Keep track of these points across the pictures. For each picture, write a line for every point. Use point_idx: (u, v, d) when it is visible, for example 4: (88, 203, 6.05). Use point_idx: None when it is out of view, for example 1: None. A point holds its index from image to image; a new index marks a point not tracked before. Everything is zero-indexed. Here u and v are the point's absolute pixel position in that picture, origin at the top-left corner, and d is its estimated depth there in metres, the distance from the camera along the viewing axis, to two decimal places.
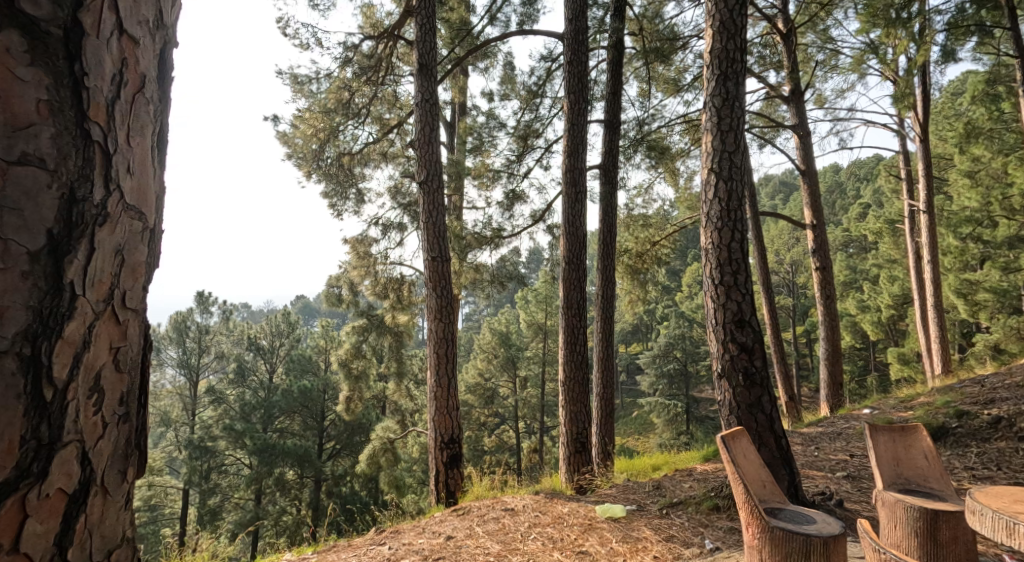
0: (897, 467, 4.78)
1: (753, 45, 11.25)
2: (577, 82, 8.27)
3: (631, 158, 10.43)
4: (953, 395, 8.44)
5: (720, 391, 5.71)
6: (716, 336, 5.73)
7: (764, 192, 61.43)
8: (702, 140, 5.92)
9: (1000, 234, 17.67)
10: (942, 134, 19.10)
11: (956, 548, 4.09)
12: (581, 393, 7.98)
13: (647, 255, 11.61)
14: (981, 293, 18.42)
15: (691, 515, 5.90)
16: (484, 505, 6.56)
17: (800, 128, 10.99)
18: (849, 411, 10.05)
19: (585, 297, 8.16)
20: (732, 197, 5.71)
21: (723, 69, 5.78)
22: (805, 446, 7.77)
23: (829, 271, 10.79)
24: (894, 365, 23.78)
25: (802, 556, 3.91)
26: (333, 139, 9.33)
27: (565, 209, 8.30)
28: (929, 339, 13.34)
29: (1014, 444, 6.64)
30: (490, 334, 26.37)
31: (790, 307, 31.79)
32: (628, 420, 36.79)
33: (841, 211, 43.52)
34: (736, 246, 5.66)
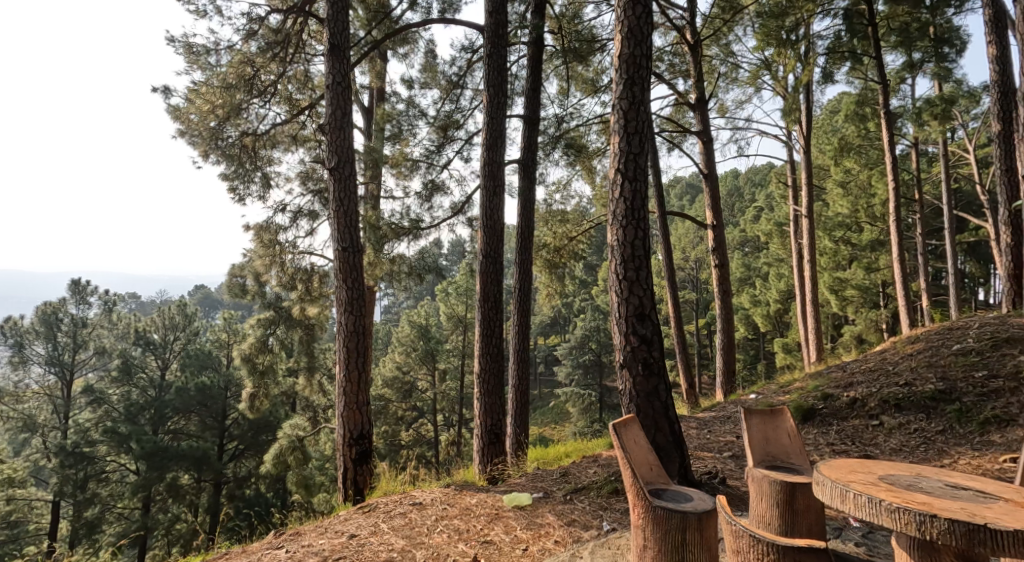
0: (766, 446, 5.26)
1: (663, 53, 11.78)
2: (496, 75, 8.43)
3: (550, 155, 10.70)
4: (823, 379, 9.31)
5: (621, 381, 6.04)
6: (619, 329, 6.05)
7: (673, 193, 64.43)
8: (610, 140, 6.21)
9: (867, 237, 19.31)
10: (821, 145, 20.83)
11: (808, 514, 4.63)
12: (496, 384, 8.20)
13: (563, 249, 12.02)
14: (849, 290, 20.56)
15: (592, 499, 6.23)
16: (391, 501, 6.56)
17: (704, 135, 11.62)
18: (738, 396, 10.82)
19: (501, 290, 8.36)
20: (636, 197, 6.07)
21: (630, 74, 6.12)
22: (699, 430, 8.32)
23: (726, 268, 11.52)
24: (780, 354, 25.65)
25: (679, 531, 4.32)
26: (235, 117, 9.05)
27: (483, 202, 8.46)
28: (807, 328, 14.54)
29: (867, 422, 7.63)
30: (408, 327, 26.17)
31: (694, 301, 33.55)
32: (546, 410, 37.45)
33: (738, 212, 46.53)
34: (640, 243, 6.03)
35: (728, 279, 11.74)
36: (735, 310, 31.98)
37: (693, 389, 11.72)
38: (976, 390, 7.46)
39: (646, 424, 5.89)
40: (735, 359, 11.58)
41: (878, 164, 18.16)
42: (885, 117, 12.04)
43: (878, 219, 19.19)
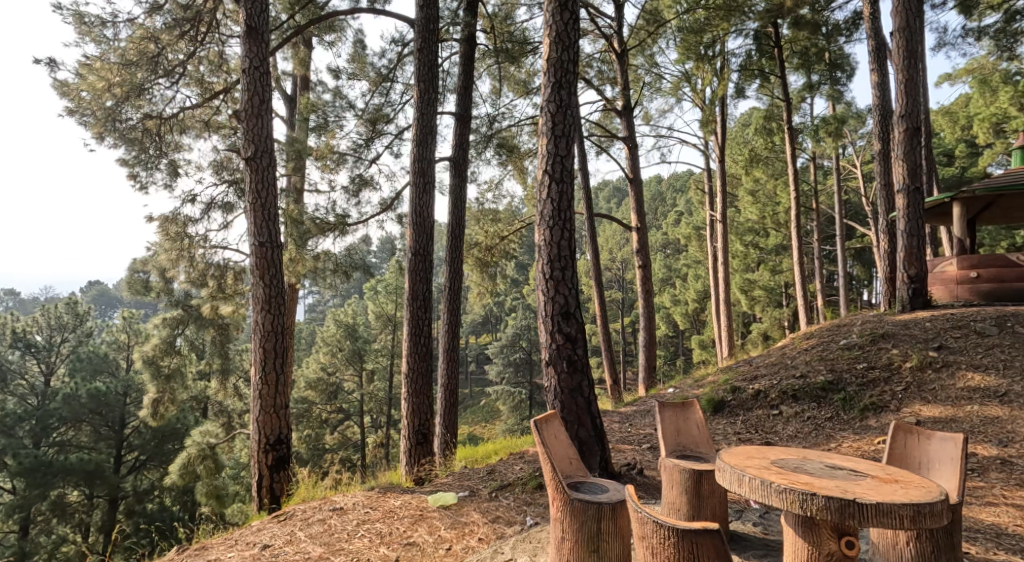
0: (678, 438, 5.58)
1: (593, 60, 12.12)
2: (427, 71, 8.47)
3: (482, 153, 10.82)
4: (733, 372, 9.87)
5: (546, 378, 6.23)
6: (545, 327, 6.24)
7: (600, 194, 66.02)
8: (538, 142, 6.39)
9: (772, 241, 20.81)
10: (733, 154, 21.95)
11: (713, 500, 4.93)
12: (423, 384, 8.23)
13: (494, 249, 12.15)
14: (757, 290, 22.20)
15: (517, 496, 6.38)
16: (310, 507, 6.46)
17: (630, 141, 12.03)
18: (657, 391, 11.28)
19: (430, 288, 8.40)
20: (563, 199, 6.28)
21: (558, 77, 6.31)
22: (621, 424, 8.65)
23: (650, 269, 11.98)
24: (696, 351, 26.97)
25: (595, 521, 4.53)
26: (135, 97, 8.54)
27: (413, 199, 8.48)
28: (720, 326, 15.34)
29: (769, 411, 8.22)
30: (335, 326, 25.64)
31: (620, 301, 34.59)
32: (476, 408, 37.51)
33: (661, 216, 48.26)
34: (566, 244, 6.24)
35: (651, 279, 12.21)
36: (657, 310, 33.05)
37: (617, 384, 12.11)
38: (859, 380, 8.14)
39: (569, 419, 6.11)
40: (656, 356, 12.08)
41: (782, 175, 19.32)
42: (788, 132, 13.24)
43: (782, 226, 20.53)
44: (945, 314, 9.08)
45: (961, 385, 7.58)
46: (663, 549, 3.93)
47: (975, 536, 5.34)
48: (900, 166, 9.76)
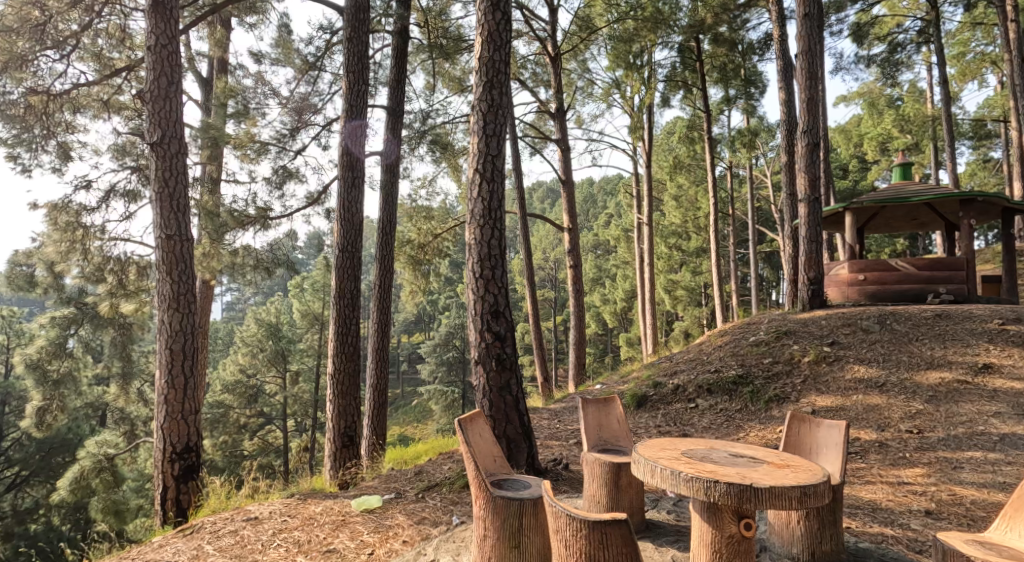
0: (600, 432, 5.79)
1: (527, 62, 12.29)
2: (356, 62, 8.38)
3: (415, 149, 10.79)
4: (655, 368, 10.25)
5: (475, 376, 6.32)
6: (475, 325, 6.33)
7: (534, 195, 66.86)
8: (470, 140, 6.48)
9: (693, 245, 21.97)
10: (658, 160, 22.76)
11: (631, 491, 5.14)
12: (350, 385, 8.16)
13: (428, 247, 12.12)
14: (680, 290, 23.08)
15: (444, 496, 6.45)
16: (220, 518, 6.25)
17: (563, 143, 12.28)
18: (586, 387, 11.57)
19: (359, 286, 8.31)
20: (494, 198, 6.37)
21: (489, 77, 6.41)
22: (550, 420, 8.86)
23: (581, 268, 12.26)
24: (624, 348, 27.77)
25: (518, 516, 4.65)
26: (16, 68, 8.08)
27: (341, 194, 8.38)
28: (646, 325, 15.88)
29: (687, 404, 8.60)
30: (255, 326, 24.89)
31: (552, 300, 35.20)
32: (408, 409, 37.22)
33: (593, 217, 49.40)
34: (495, 243, 6.34)
35: (582, 280, 12.49)
36: (586, 309, 33.77)
37: (549, 381, 12.34)
38: (765, 373, 8.64)
39: (497, 417, 6.23)
40: (584, 354, 12.38)
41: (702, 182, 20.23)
42: (709, 141, 14.05)
43: (703, 230, 21.47)
44: (837, 312, 9.82)
45: (849, 376, 8.18)
46: (577, 541, 3.99)
47: (855, 511, 5.77)
48: (802, 177, 10.40)
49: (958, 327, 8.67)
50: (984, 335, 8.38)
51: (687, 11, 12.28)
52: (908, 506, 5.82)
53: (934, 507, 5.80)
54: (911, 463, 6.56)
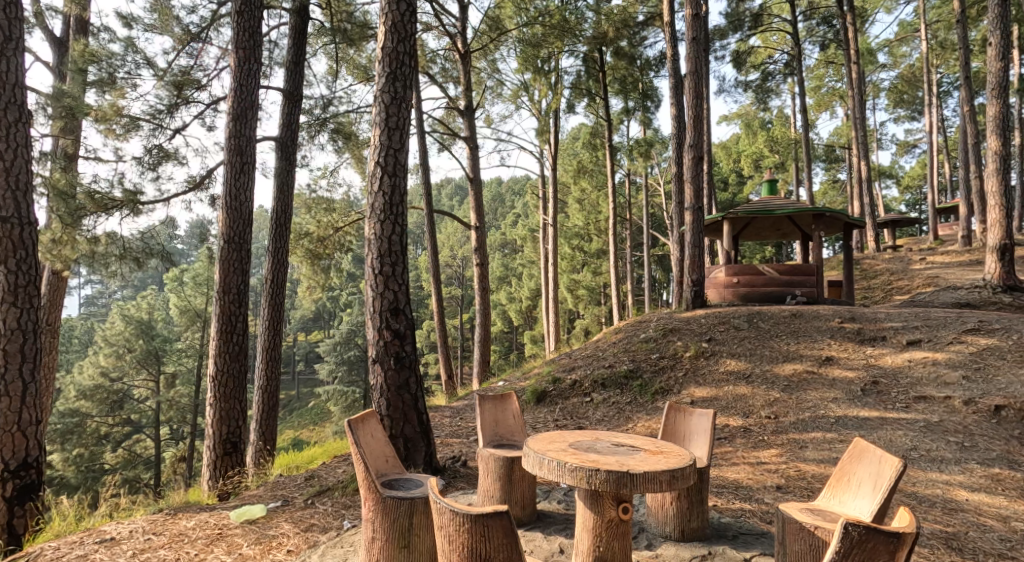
0: (496, 428, 5.95)
1: (436, 57, 12.31)
2: (247, 38, 8.09)
3: (315, 136, 10.50)
4: (555, 364, 10.56)
5: (372, 375, 6.30)
6: (372, 323, 6.29)
7: (443, 192, 66.73)
8: (371, 131, 6.43)
9: (593, 246, 22.89)
10: (563, 165, 23.37)
11: (523, 484, 5.33)
12: (235, 388, 7.81)
13: (328, 240, 11.84)
14: (581, 290, 23.79)
15: (335, 500, 6.39)
16: (67, 542, 5.57)
17: (471, 141, 12.38)
18: (489, 383, 11.74)
19: (245, 282, 7.99)
20: (395, 193, 6.37)
21: (393, 69, 6.41)
22: (451, 418, 8.95)
23: (486, 266, 12.41)
24: (528, 345, 28.33)
25: (408, 515, 4.70)
26: None
27: (227, 180, 8.00)
28: (549, 323, 16.29)
29: (584, 398, 8.94)
30: (124, 324, 23.19)
31: (458, 298, 35.29)
32: (304, 411, 35.98)
33: (501, 216, 50.01)
34: (396, 239, 6.35)
35: (486, 278, 12.64)
36: (492, 308, 34.14)
37: (452, 378, 12.41)
38: (652, 367, 9.17)
39: (395, 416, 6.24)
40: (488, 352, 12.56)
41: (603, 187, 21.03)
42: (609, 147, 14.67)
43: (603, 233, 22.34)
44: (715, 312, 10.54)
45: (723, 369, 8.84)
46: (459, 535, 3.74)
47: (721, 490, 6.22)
48: (688, 187, 10.99)
49: (809, 324, 9.58)
50: (828, 332, 9.27)
51: (591, 23, 12.66)
52: (764, 483, 6.33)
53: (783, 483, 6.32)
54: (768, 445, 7.17)
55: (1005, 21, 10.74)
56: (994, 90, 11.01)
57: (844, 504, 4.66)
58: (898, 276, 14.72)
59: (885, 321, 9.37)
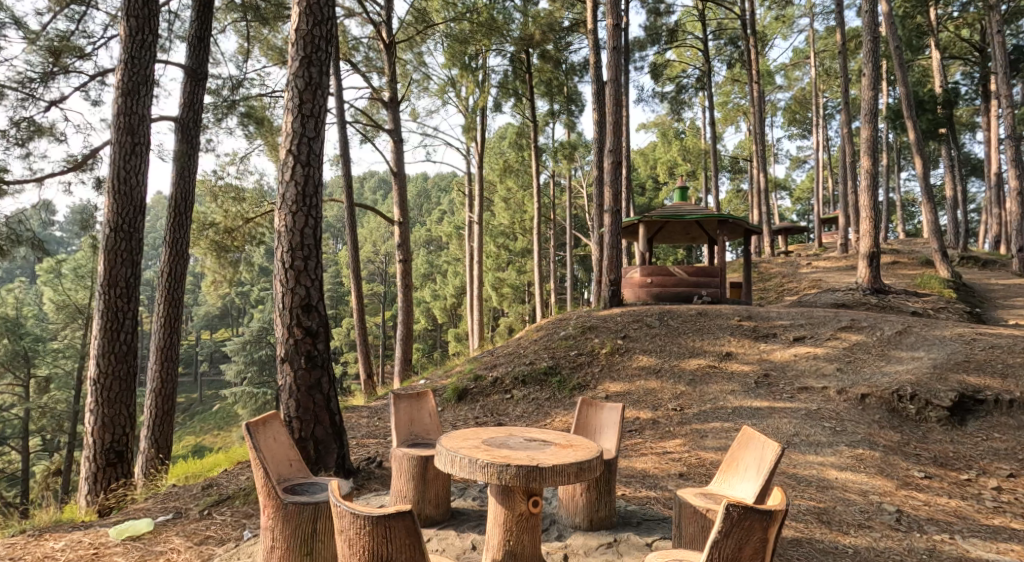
0: (411, 427, 5.96)
1: (360, 44, 12.11)
2: (141, 7, 7.56)
3: (223, 120, 10.04)
4: (477, 362, 10.62)
5: (281, 375, 6.16)
6: (282, 321, 6.17)
7: (366, 185, 65.47)
8: (284, 118, 6.28)
9: (519, 245, 23.33)
10: (489, 165, 23.51)
11: (436, 483, 5.38)
12: (121, 393, 7.37)
13: (236, 232, 11.43)
14: (505, 288, 24.09)
15: (235, 509, 6.17)
16: None
17: (395, 134, 12.26)
18: (410, 382, 11.70)
19: (136, 275, 7.54)
20: (309, 182, 6.26)
21: (308, 52, 6.27)
22: (368, 417, 8.89)
23: (410, 263, 12.34)
24: (452, 343, 28.34)
25: (311, 522, 4.62)
26: None
27: (116, 161, 7.50)
28: (473, 321, 16.38)
29: (505, 395, 9.07)
30: None
31: (379, 295, 34.84)
32: (209, 416, 34.28)
33: (426, 212, 49.73)
34: (309, 232, 6.24)
35: (409, 274, 12.57)
36: (415, 305, 33.89)
37: (372, 377, 12.25)
38: (570, 364, 9.42)
39: (305, 418, 6.13)
40: (410, 350, 12.50)
41: (528, 187, 21.36)
42: (535, 147, 14.91)
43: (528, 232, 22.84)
44: (631, 310, 10.91)
45: (635, 365, 9.18)
46: (360, 539, 3.64)
47: (629, 480, 6.48)
48: (608, 189, 11.28)
49: (713, 322, 10.06)
50: (729, 329, 9.81)
51: (519, 24, 12.82)
52: (668, 470, 6.65)
53: (685, 470, 6.66)
54: (674, 435, 7.51)
55: (877, 55, 11.81)
56: (867, 114, 12.15)
57: (732, 487, 4.97)
58: (789, 278, 15.73)
59: (777, 319, 10.05)
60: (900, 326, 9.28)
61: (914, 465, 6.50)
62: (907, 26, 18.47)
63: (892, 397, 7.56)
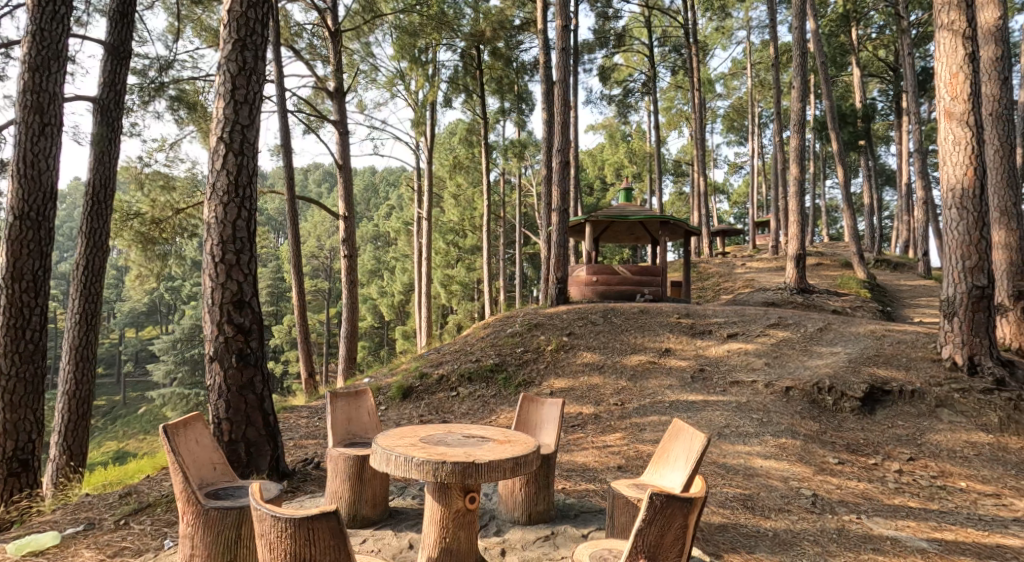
0: (348, 425, 5.91)
1: (303, 30, 11.87)
2: None
3: (150, 102, 9.63)
4: (423, 360, 10.53)
5: (210, 375, 5.99)
6: (212, 317, 6.00)
7: (310, 178, 64.02)
8: (215, 103, 6.10)
9: (468, 242, 23.32)
10: (438, 161, 23.36)
11: (374, 482, 5.35)
12: (28, 396, 6.96)
13: (164, 224, 11.03)
14: (454, 285, 24.09)
15: (155, 518, 5.77)
16: None
17: (341, 126, 12.07)
18: (354, 381, 11.53)
19: (43, 267, 7.10)
20: (242, 172, 6.12)
21: (241, 35, 6.12)
22: (309, 418, 8.74)
23: (355, 259, 12.17)
24: (399, 341, 28.09)
25: (233, 528, 4.47)
26: None
27: (22, 144, 7.05)
28: (420, 318, 16.29)
29: (451, 393, 9.05)
30: None
31: (324, 291, 34.22)
32: (140, 417, 32.75)
33: (373, 208, 49.14)
34: (242, 224, 6.10)
35: (354, 270, 12.40)
36: (361, 302, 33.40)
37: (314, 377, 12.01)
38: (517, 361, 9.48)
39: (236, 419, 5.99)
40: (355, 349, 12.32)
41: (478, 184, 21.42)
42: (485, 145, 14.90)
43: (478, 229, 23.02)
44: (576, 308, 11.08)
45: (580, 361, 9.32)
46: (281, 543, 3.36)
47: (570, 473, 6.59)
48: (556, 189, 11.39)
49: (653, 320, 10.32)
50: (668, 327, 10.08)
51: (470, 20, 12.80)
52: (608, 464, 6.78)
53: (624, 462, 6.81)
54: (614, 429, 7.65)
55: (806, 69, 12.35)
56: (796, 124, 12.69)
57: (663, 477, 5.13)
58: (725, 278, 16.29)
59: (713, 317, 10.39)
60: (822, 323, 9.78)
61: (829, 452, 6.84)
62: (832, 44, 19.39)
63: (812, 389, 7.95)
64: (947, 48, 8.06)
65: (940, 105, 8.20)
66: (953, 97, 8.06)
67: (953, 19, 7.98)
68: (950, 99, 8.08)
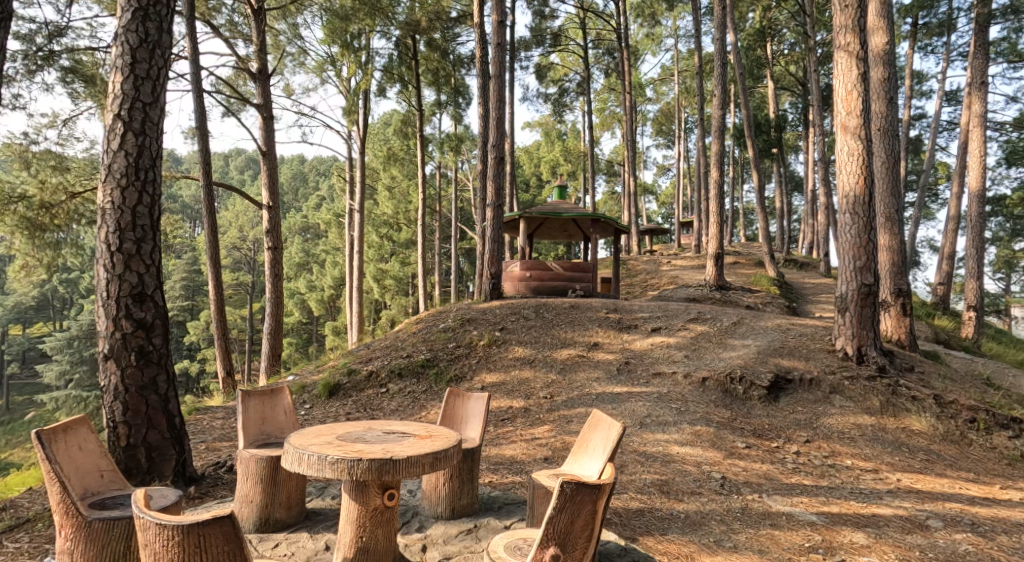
0: (263, 425, 5.75)
1: (223, 6, 11.44)
2: None
3: (38, 75, 9.03)
4: (351, 356, 10.35)
5: (105, 375, 5.69)
6: (107, 312, 5.71)
7: (237, 166, 61.71)
8: (112, 77, 5.79)
9: (403, 236, 23.08)
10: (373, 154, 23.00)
11: (289, 483, 5.24)
12: None
13: (56, 210, 10.41)
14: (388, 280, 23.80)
15: (35, 534, 5.43)
16: None
17: (266, 109, 11.69)
18: (278, 379, 11.23)
19: None
20: (143, 154, 5.85)
21: (143, 5, 5.83)
22: (227, 418, 8.45)
23: (280, 251, 11.83)
24: (330, 337, 27.52)
25: (119, 539, 4.25)
26: None
27: None
28: (351, 313, 16.01)
29: (379, 390, 8.95)
30: None
31: (250, 284, 33.07)
32: None
33: (302, 198, 47.86)
34: (143, 210, 5.83)
35: (279, 262, 12.06)
36: (290, 296, 32.52)
37: (233, 376, 11.61)
38: (448, 356, 9.47)
39: (135, 422, 5.73)
40: (279, 345, 11.98)
41: (413, 177, 21.22)
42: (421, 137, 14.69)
43: (412, 223, 22.80)
44: (507, 303, 11.14)
45: (510, 356, 9.39)
46: (167, 551, 3.23)
47: (497, 467, 6.64)
48: (490, 184, 11.41)
49: (582, 315, 10.50)
50: (597, 322, 10.30)
51: (405, 8, 12.61)
52: (534, 456, 6.87)
53: (551, 454, 6.92)
54: (543, 421, 7.76)
55: (725, 78, 12.82)
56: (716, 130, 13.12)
57: (582, 465, 5.23)
58: (650, 275, 16.75)
59: (638, 313, 10.68)
60: (736, 318, 10.22)
61: (737, 437, 7.13)
62: (750, 56, 20.19)
63: (726, 379, 8.24)
64: (843, 67, 8.54)
65: (836, 120, 8.65)
66: (847, 112, 8.53)
67: (848, 41, 8.47)
68: (845, 113, 8.55)
